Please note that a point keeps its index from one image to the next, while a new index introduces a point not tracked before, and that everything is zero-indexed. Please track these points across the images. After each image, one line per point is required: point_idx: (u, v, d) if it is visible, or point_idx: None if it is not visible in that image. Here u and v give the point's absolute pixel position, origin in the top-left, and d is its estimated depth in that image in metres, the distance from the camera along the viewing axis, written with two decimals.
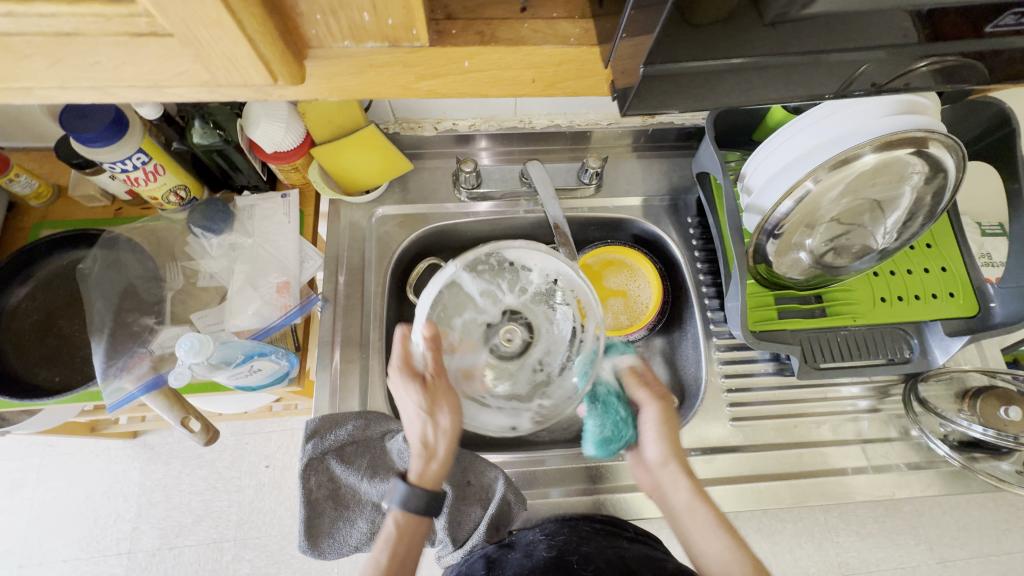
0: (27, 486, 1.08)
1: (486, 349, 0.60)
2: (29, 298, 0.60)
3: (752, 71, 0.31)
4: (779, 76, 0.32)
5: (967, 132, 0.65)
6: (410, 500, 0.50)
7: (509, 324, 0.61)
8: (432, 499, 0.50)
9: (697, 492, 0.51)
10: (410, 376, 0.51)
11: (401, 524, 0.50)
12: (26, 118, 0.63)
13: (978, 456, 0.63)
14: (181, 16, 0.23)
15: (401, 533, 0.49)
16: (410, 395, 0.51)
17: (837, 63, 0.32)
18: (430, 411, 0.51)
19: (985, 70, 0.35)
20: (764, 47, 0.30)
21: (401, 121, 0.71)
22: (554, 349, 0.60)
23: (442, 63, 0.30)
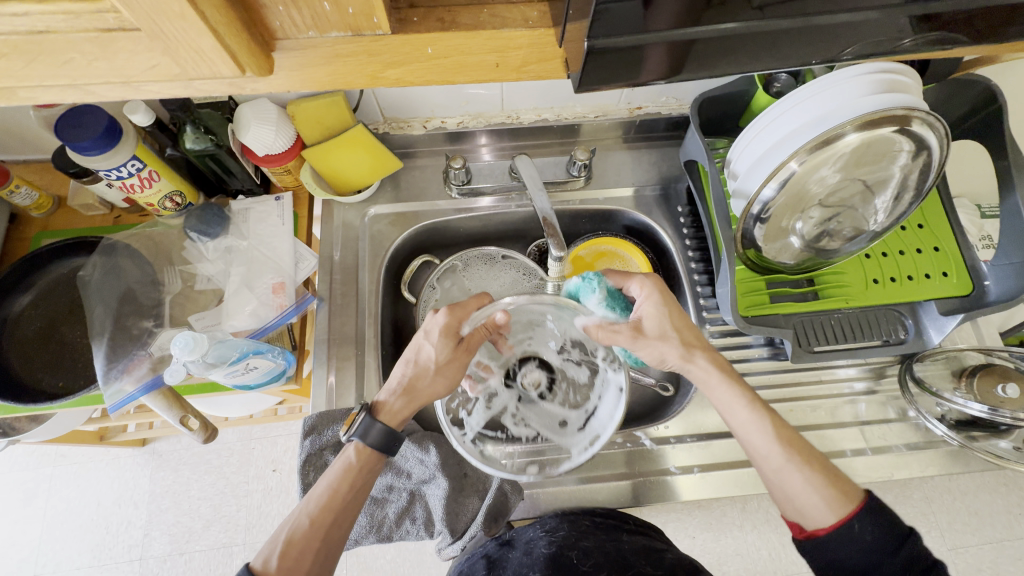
0: (40, 496, 1.10)
1: (541, 402, 0.63)
2: (32, 306, 0.61)
3: (714, 45, 0.32)
4: (736, 50, 0.33)
5: (955, 111, 0.64)
6: (374, 431, 0.51)
7: (519, 372, 0.63)
8: (391, 439, 0.52)
9: (713, 369, 0.53)
10: (450, 335, 0.55)
11: (358, 457, 0.51)
12: (24, 131, 0.65)
13: (976, 434, 0.63)
14: (145, 9, 0.24)
15: (361, 465, 0.51)
16: (444, 350, 0.55)
17: (796, 36, 0.32)
18: (439, 368, 0.55)
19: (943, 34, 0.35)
20: (720, 21, 0.30)
21: (390, 120, 0.72)
22: (554, 334, 0.62)
23: (405, 51, 0.31)
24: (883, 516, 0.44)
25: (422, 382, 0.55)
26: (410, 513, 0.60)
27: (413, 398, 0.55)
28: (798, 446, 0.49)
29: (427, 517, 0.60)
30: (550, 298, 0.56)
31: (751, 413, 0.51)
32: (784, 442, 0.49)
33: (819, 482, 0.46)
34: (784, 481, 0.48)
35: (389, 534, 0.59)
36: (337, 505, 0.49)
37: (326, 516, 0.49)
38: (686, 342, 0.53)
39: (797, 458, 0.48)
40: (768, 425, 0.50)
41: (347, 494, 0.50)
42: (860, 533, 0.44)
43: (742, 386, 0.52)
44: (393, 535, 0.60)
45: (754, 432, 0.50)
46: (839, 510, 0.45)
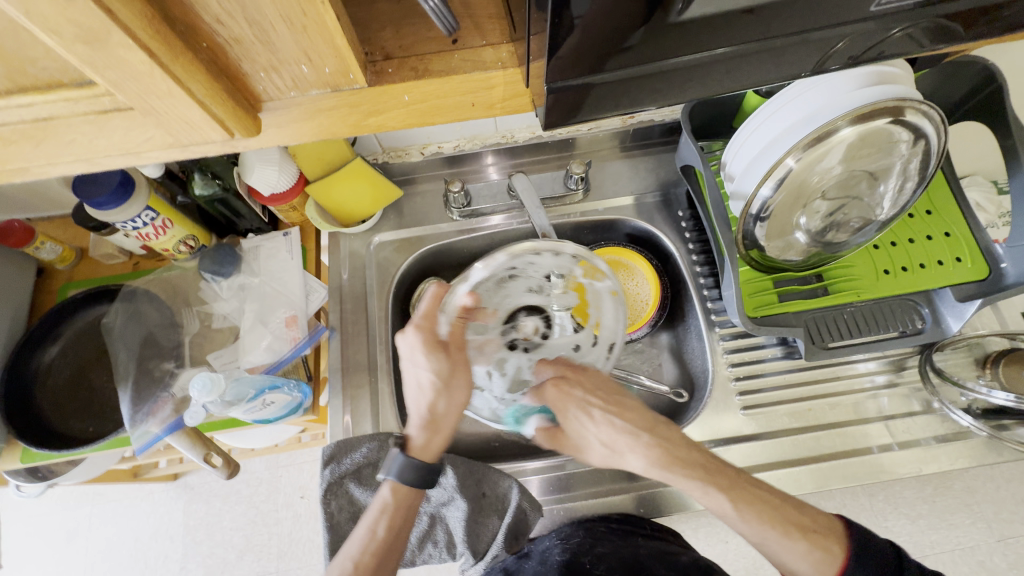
0: (81, 535, 1.13)
1: (545, 342, 0.64)
2: (61, 355, 0.64)
3: (680, 70, 0.32)
4: (699, 72, 0.33)
5: (956, 91, 0.63)
6: (408, 473, 0.53)
7: (516, 326, 0.63)
8: (429, 471, 0.54)
9: (642, 442, 0.51)
10: (434, 347, 0.54)
11: (396, 495, 0.54)
12: (46, 189, 0.69)
13: (1007, 423, 0.61)
14: (135, 90, 0.26)
15: (397, 504, 0.54)
16: (436, 364, 0.54)
17: (759, 53, 0.33)
18: (447, 384, 0.55)
19: (910, 37, 0.35)
20: (683, 47, 0.31)
21: (389, 150, 0.74)
22: (531, 281, 0.61)
23: (383, 100, 0.32)
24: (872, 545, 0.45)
25: (442, 406, 0.56)
26: (431, 537, 0.61)
27: (440, 428, 0.56)
28: (767, 506, 0.47)
29: (449, 539, 0.61)
30: (505, 256, 0.53)
31: (707, 488, 0.48)
32: (754, 510, 0.47)
33: (803, 548, 0.45)
34: (775, 543, 0.46)
35: (412, 559, 0.60)
36: (378, 550, 0.52)
37: (369, 561, 0.52)
38: (604, 434, 0.53)
39: (771, 526, 0.46)
40: (732, 501, 0.47)
41: (385, 536, 0.53)
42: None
43: (684, 459, 0.50)
44: (416, 559, 0.61)
45: (716, 503, 0.48)
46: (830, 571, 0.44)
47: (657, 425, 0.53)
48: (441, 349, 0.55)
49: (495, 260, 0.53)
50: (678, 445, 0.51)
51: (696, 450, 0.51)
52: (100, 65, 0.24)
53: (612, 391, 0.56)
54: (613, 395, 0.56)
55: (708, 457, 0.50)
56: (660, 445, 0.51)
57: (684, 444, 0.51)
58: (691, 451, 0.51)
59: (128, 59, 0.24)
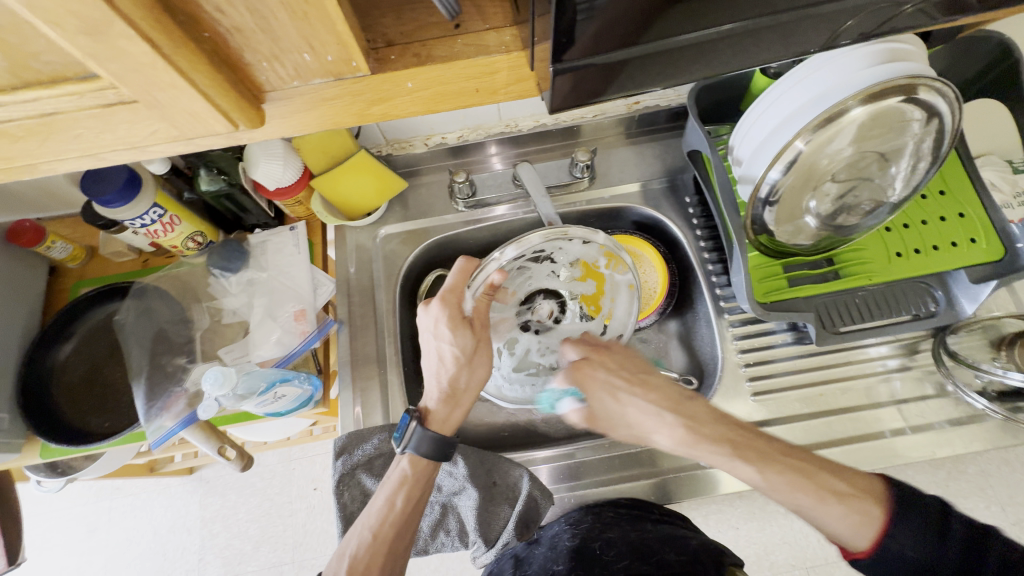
0: (101, 528, 1.16)
1: (557, 326, 0.66)
2: (75, 352, 0.65)
3: (687, 50, 0.32)
4: (705, 51, 0.33)
5: (971, 68, 0.61)
6: (427, 446, 0.54)
7: (533, 307, 0.64)
8: (444, 444, 0.55)
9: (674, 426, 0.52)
10: (458, 324, 0.55)
11: (413, 467, 0.55)
12: (55, 188, 0.69)
13: (1023, 405, 0.60)
14: (138, 83, 0.26)
15: (416, 477, 0.55)
16: (461, 340, 0.56)
17: (766, 29, 0.32)
18: (470, 360, 0.57)
19: (923, 9, 0.34)
20: (689, 25, 0.30)
21: (392, 142, 0.75)
22: (554, 266, 0.61)
23: (386, 88, 0.32)
24: (917, 502, 0.43)
25: (462, 381, 0.57)
26: (443, 526, 0.61)
27: (460, 401, 0.58)
28: (802, 476, 0.46)
29: (461, 528, 0.61)
30: (540, 239, 0.51)
31: (735, 460, 0.48)
32: (783, 480, 0.46)
33: (840, 512, 0.44)
34: (811, 507, 0.45)
35: (425, 547, 0.61)
36: (396, 520, 0.53)
37: (387, 531, 0.52)
38: (634, 414, 0.54)
39: (804, 494, 0.46)
40: (758, 469, 0.47)
41: (403, 507, 0.53)
42: (896, 548, 0.42)
43: (710, 437, 0.50)
44: (429, 548, 0.61)
45: (746, 474, 0.48)
46: (869, 532, 0.43)
47: (682, 402, 0.53)
48: (466, 326, 0.55)
49: (528, 242, 0.50)
50: (704, 424, 0.51)
51: (722, 424, 0.51)
52: (102, 57, 0.24)
53: (639, 366, 0.57)
54: (640, 375, 0.56)
55: (735, 430, 0.50)
56: (685, 423, 0.51)
57: (713, 421, 0.51)
58: (717, 427, 0.50)
59: (130, 51, 0.24)
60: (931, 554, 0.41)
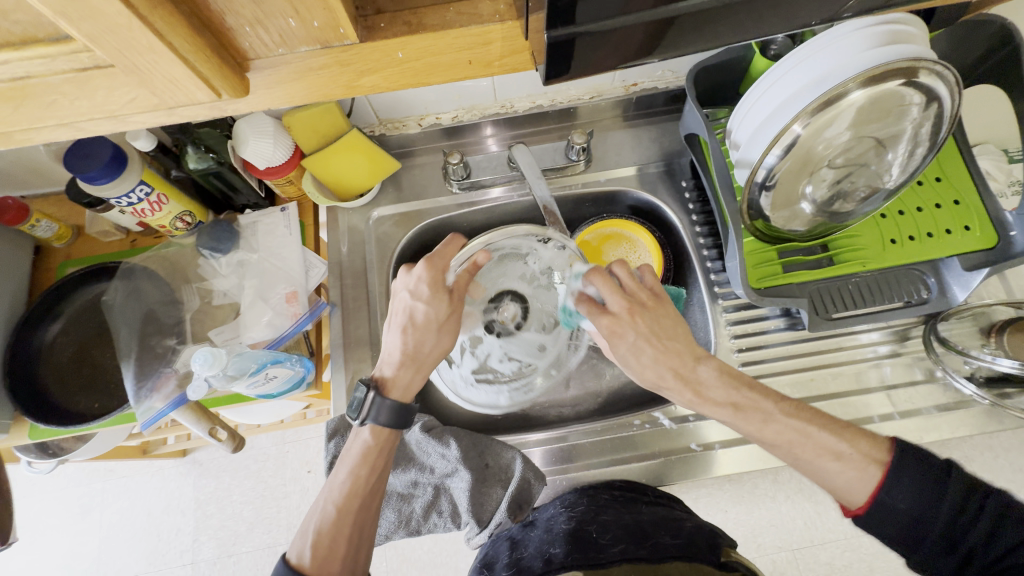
0: (95, 509, 1.16)
1: (519, 332, 0.65)
2: (63, 333, 0.64)
3: (684, 22, 0.31)
4: (706, 23, 0.32)
5: (971, 53, 0.60)
6: (386, 413, 0.53)
7: (496, 306, 0.64)
8: (404, 412, 0.55)
9: (697, 398, 0.51)
10: (439, 288, 0.56)
11: (375, 436, 0.54)
12: (38, 164, 0.68)
13: (1010, 391, 0.61)
14: (114, 45, 0.25)
15: (378, 446, 0.54)
16: (437, 305, 0.56)
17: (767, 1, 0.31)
18: (441, 328, 0.57)
19: None
20: None
21: (385, 122, 0.72)
22: (527, 268, 0.64)
23: (377, 58, 0.31)
24: (915, 456, 0.44)
25: (426, 347, 0.56)
26: (436, 507, 0.61)
27: (422, 366, 0.56)
28: (800, 435, 0.48)
29: (453, 509, 0.61)
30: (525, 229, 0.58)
31: (737, 420, 0.50)
32: (782, 437, 0.48)
33: (835, 468, 0.45)
34: (810, 462, 0.47)
35: (418, 528, 0.61)
36: (360, 491, 0.53)
37: (351, 503, 0.52)
38: (648, 369, 0.52)
39: (800, 450, 0.47)
40: (754, 427, 0.49)
41: (367, 478, 0.53)
42: (893, 502, 0.43)
43: (716, 399, 0.50)
44: (421, 528, 0.61)
45: (744, 429, 0.50)
46: (867, 486, 0.44)
47: (697, 365, 0.51)
48: (445, 293, 0.56)
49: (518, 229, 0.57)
50: (712, 388, 0.51)
51: (727, 387, 0.51)
52: (74, 16, 0.23)
53: (666, 331, 0.51)
54: (666, 343, 0.51)
55: (741, 393, 0.50)
56: (692, 387, 0.51)
57: (720, 385, 0.51)
58: (723, 391, 0.50)
59: (103, 10, 0.23)
60: (924, 501, 0.42)
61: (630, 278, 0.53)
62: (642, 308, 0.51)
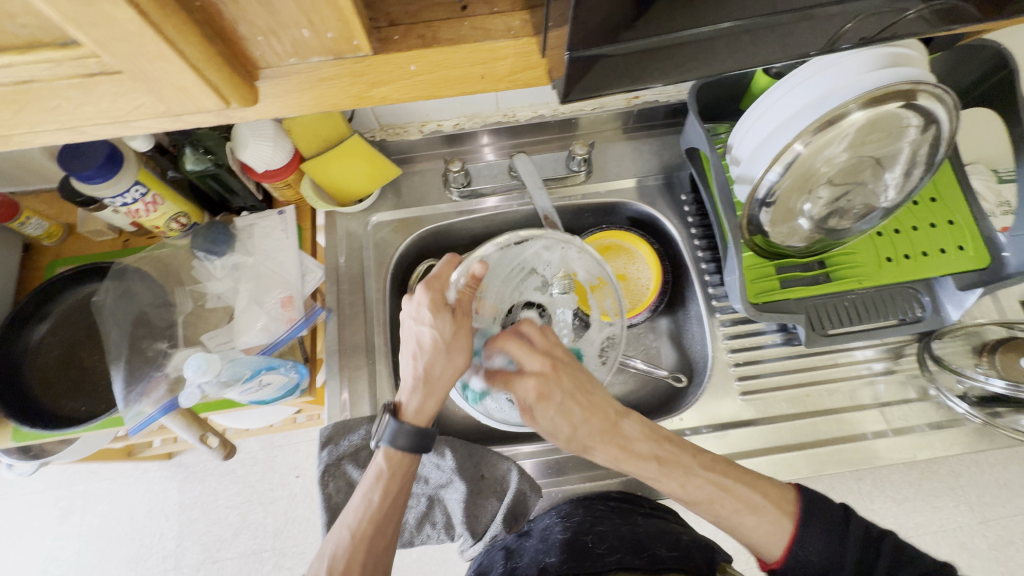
0: (75, 512, 1.13)
1: None
2: (51, 334, 0.63)
3: (695, 45, 0.31)
4: (718, 47, 0.32)
5: (966, 77, 0.62)
6: (401, 438, 0.53)
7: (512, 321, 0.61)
8: (422, 436, 0.53)
9: (622, 452, 0.51)
10: (440, 307, 0.53)
11: (391, 460, 0.53)
12: (31, 161, 0.67)
13: (1001, 411, 0.62)
14: (124, 52, 0.25)
15: (393, 471, 0.53)
16: (442, 323, 0.53)
17: (775, 27, 0.32)
18: (450, 347, 0.53)
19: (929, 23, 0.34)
20: (701, 19, 0.30)
21: (386, 128, 0.72)
22: (540, 280, 0.62)
23: (389, 70, 0.31)
24: (821, 506, 0.47)
25: (437, 368, 0.53)
26: (429, 518, 0.61)
27: (433, 390, 0.53)
28: (717, 488, 0.48)
29: (447, 520, 0.61)
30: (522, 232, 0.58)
31: (662, 475, 0.50)
32: (702, 493, 0.49)
33: (753, 522, 0.47)
34: (729, 517, 0.48)
35: (411, 539, 0.60)
36: (374, 518, 0.52)
37: (366, 530, 0.51)
38: (556, 429, 0.51)
39: (720, 505, 0.48)
40: (679, 481, 0.49)
41: (381, 503, 0.52)
42: (804, 555, 0.45)
43: (640, 453, 0.50)
44: (414, 540, 0.61)
45: (669, 487, 0.50)
46: (782, 540, 0.46)
47: (619, 422, 0.52)
48: (448, 310, 0.53)
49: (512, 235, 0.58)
50: (636, 441, 0.51)
51: (651, 440, 0.51)
52: (84, 23, 0.23)
53: (586, 384, 0.52)
54: (590, 396, 0.52)
55: (664, 446, 0.51)
56: (618, 441, 0.51)
57: (646, 438, 0.51)
58: (647, 444, 0.50)
59: (115, 16, 0.22)
60: (832, 554, 0.44)
61: (540, 337, 0.53)
62: (555, 368, 0.52)
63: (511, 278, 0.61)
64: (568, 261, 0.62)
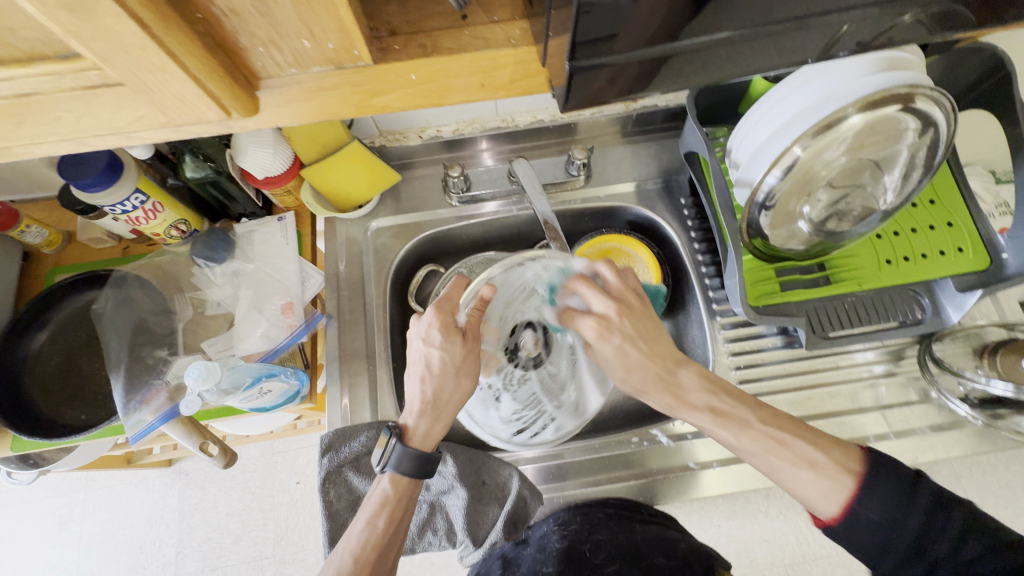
0: (75, 520, 1.13)
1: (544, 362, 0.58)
2: (50, 342, 0.62)
3: (695, 54, 0.31)
4: (717, 56, 0.32)
5: (962, 80, 0.62)
6: (405, 463, 0.52)
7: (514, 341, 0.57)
8: (426, 461, 0.53)
9: (705, 403, 0.52)
10: (450, 331, 0.53)
11: (398, 485, 0.53)
12: (30, 169, 0.67)
13: (1003, 412, 0.62)
14: (125, 65, 0.25)
15: (398, 496, 0.53)
16: (451, 348, 0.52)
17: (775, 35, 0.32)
18: (459, 372, 0.53)
19: (930, 27, 0.34)
20: (700, 29, 0.30)
21: (386, 133, 0.72)
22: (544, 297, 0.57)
23: (389, 79, 0.31)
24: (886, 469, 0.45)
25: (446, 392, 0.53)
26: (431, 525, 0.61)
27: (441, 415, 0.54)
28: (775, 442, 0.48)
29: (449, 527, 0.61)
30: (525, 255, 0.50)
31: (715, 426, 0.51)
32: (754, 446, 0.49)
33: (810, 479, 0.46)
34: (785, 473, 0.47)
35: (412, 547, 0.60)
36: (378, 544, 0.51)
37: (368, 556, 0.50)
38: (615, 356, 0.53)
39: (776, 458, 0.48)
40: (723, 425, 0.50)
41: (385, 529, 0.52)
42: (864, 512, 0.44)
43: (695, 403, 0.52)
44: (416, 547, 0.61)
45: (723, 438, 0.50)
46: (840, 498, 0.45)
47: (678, 372, 0.53)
48: (459, 335, 0.53)
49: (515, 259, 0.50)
50: (692, 392, 0.52)
51: (710, 393, 0.52)
52: (86, 36, 0.23)
53: (652, 332, 0.53)
54: (654, 343, 0.53)
55: (722, 400, 0.52)
56: (672, 391, 0.53)
57: (701, 389, 0.52)
58: (703, 396, 0.52)
59: (116, 29, 0.22)
60: (895, 513, 0.43)
61: (615, 279, 0.54)
62: (629, 307, 0.54)
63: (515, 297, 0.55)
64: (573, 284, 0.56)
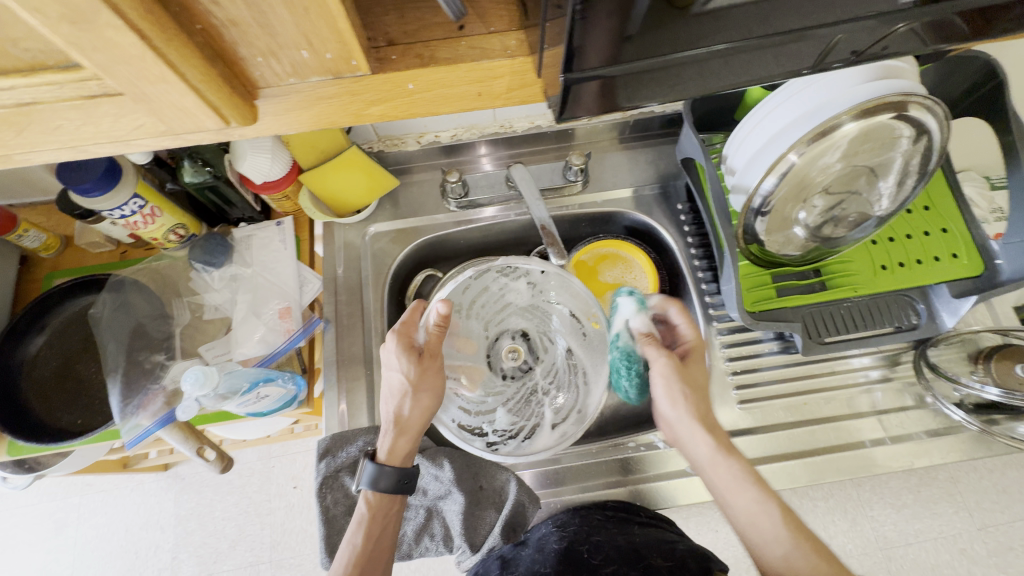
0: (70, 525, 1.12)
1: (529, 371, 0.64)
2: (47, 346, 0.62)
3: (689, 65, 0.31)
4: (711, 67, 0.32)
5: (956, 87, 0.62)
6: (384, 479, 0.53)
7: (496, 353, 0.65)
8: (403, 477, 0.54)
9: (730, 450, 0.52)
10: (408, 351, 0.54)
11: (372, 504, 0.54)
12: (29, 174, 0.67)
13: (997, 418, 0.62)
14: (125, 75, 0.25)
15: (375, 514, 0.53)
16: (406, 368, 0.54)
17: (770, 47, 0.32)
18: (415, 390, 0.54)
19: (922, 39, 0.34)
20: (695, 40, 0.30)
21: (384, 139, 0.73)
22: (515, 309, 0.65)
23: (388, 89, 0.31)
24: None
25: (407, 411, 0.54)
26: (428, 530, 0.61)
27: (406, 430, 0.55)
28: (791, 520, 0.47)
29: (446, 532, 0.61)
30: (473, 270, 0.59)
31: (735, 487, 0.50)
32: (770, 518, 0.47)
33: (808, 561, 0.44)
34: (785, 549, 0.45)
35: (408, 552, 0.60)
36: (360, 561, 0.51)
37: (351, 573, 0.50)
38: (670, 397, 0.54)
39: (787, 533, 0.46)
40: (755, 496, 0.49)
41: (364, 546, 0.52)
42: None
43: (721, 456, 0.51)
44: (412, 552, 0.60)
45: (740, 499, 0.49)
46: None
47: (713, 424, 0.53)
48: (413, 355, 0.54)
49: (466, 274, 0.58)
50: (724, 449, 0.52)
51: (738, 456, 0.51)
52: (86, 48, 0.23)
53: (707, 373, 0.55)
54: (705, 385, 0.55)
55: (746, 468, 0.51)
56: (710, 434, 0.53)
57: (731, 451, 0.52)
58: (730, 455, 0.52)
59: (117, 41, 0.23)
60: None
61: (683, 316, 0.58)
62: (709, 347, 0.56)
63: (490, 308, 0.64)
64: (536, 287, 0.63)
